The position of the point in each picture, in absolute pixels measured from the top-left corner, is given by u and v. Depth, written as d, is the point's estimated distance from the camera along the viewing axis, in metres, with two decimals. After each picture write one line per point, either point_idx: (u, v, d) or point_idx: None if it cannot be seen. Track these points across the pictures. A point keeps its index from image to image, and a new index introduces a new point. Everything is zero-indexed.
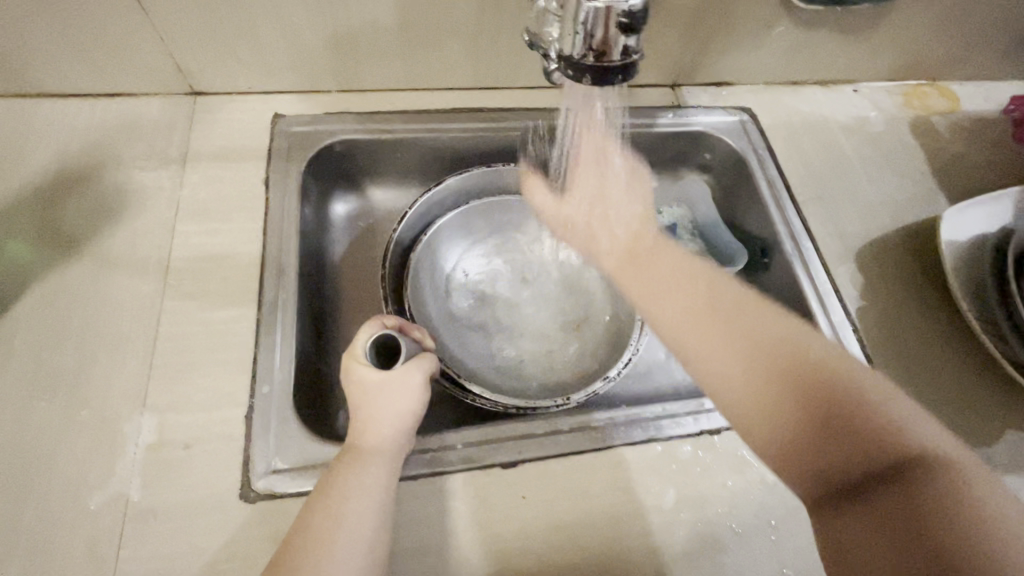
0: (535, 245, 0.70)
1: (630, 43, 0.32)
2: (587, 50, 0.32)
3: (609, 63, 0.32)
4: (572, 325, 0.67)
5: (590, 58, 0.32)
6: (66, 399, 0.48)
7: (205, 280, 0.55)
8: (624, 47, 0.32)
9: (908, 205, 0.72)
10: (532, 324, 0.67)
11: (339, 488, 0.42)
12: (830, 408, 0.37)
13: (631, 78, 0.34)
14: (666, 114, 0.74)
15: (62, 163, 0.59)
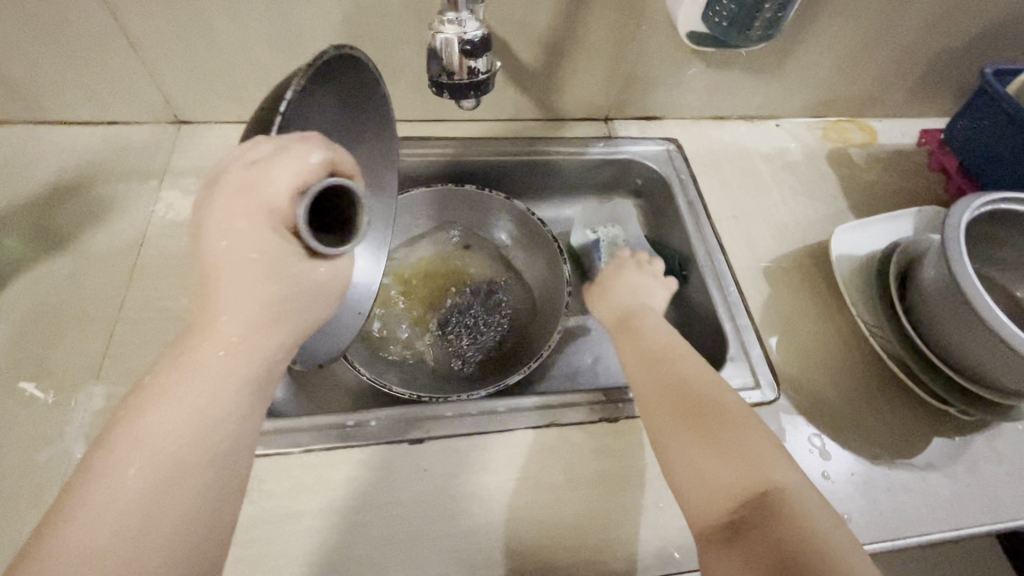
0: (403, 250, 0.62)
1: (475, 65, 0.41)
2: (441, 71, 0.41)
3: (458, 81, 0.41)
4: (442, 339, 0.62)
5: (444, 77, 0.42)
6: (33, 369, 0.55)
7: (168, 275, 0.63)
8: (470, 68, 0.41)
9: (818, 225, 0.78)
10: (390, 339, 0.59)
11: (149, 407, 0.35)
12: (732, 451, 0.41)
13: (484, 94, 0.43)
14: (598, 143, 0.82)
15: (60, 177, 0.69)
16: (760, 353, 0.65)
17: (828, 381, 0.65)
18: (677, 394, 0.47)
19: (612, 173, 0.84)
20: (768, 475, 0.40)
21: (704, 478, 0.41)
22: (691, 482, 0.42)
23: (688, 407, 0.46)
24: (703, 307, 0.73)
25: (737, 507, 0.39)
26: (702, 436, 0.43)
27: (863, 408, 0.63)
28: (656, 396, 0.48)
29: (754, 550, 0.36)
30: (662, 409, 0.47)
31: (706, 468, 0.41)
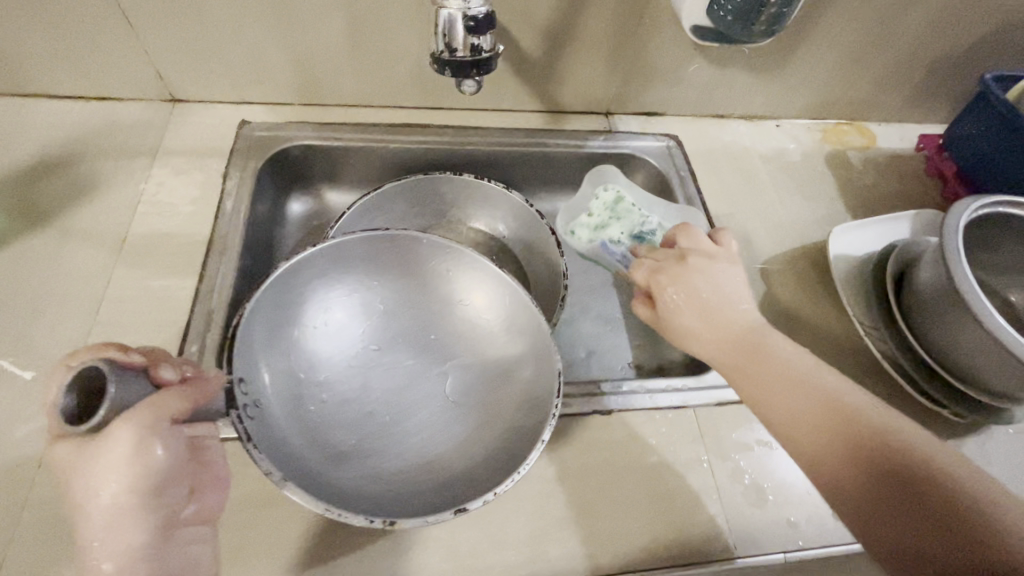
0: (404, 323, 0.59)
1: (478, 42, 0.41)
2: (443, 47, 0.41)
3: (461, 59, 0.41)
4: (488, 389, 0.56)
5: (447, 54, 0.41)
6: (11, 346, 0.53)
7: (156, 253, 0.61)
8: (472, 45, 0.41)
9: (815, 226, 0.78)
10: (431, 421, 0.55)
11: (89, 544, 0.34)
12: (855, 423, 0.41)
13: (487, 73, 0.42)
14: (598, 138, 0.82)
15: (47, 151, 0.67)
16: None
17: None
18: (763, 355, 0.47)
19: (611, 168, 0.84)
20: (872, 421, 0.41)
21: (809, 430, 0.42)
22: (797, 433, 0.43)
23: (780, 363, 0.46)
24: None
25: (859, 453, 0.40)
26: (794, 390, 0.44)
27: None
28: (745, 353, 0.47)
29: (886, 488, 0.38)
30: (749, 366, 0.47)
31: (808, 420, 0.42)
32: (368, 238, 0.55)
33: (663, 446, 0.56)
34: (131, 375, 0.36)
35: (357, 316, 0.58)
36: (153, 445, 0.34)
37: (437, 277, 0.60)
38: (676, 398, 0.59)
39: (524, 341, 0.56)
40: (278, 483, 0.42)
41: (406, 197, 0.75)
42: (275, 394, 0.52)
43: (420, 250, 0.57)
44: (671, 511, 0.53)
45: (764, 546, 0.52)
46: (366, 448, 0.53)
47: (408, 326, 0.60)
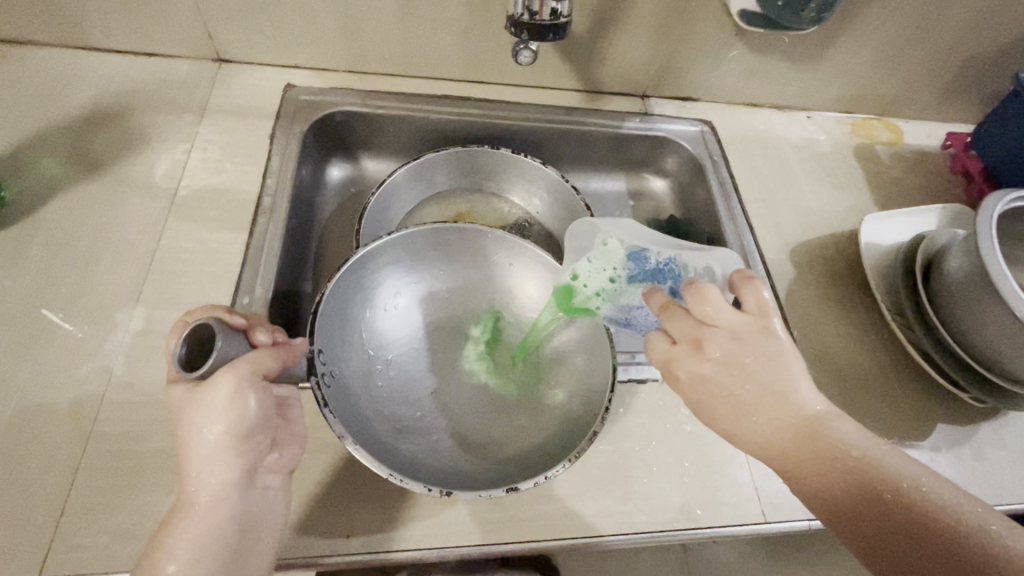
0: (468, 301, 0.62)
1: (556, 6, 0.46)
2: (523, 10, 0.47)
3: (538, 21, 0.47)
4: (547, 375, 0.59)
5: (525, 16, 0.47)
6: (70, 288, 0.55)
7: (207, 208, 0.63)
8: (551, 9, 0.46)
9: (843, 215, 0.80)
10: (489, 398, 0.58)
11: (191, 487, 0.40)
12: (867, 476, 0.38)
13: (558, 36, 0.48)
14: (634, 119, 0.83)
15: (98, 103, 0.68)
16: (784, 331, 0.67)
17: (846, 362, 0.67)
18: (779, 404, 0.42)
19: (645, 150, 0.85)
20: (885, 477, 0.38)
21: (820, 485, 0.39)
22: (806, 486, 0.40)
23: (795, 414, 0.41)
24: None
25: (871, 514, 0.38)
26: (804, 440, 0.40)
27: (880, 390, 0.65)
28: (757, 405, 0.42)
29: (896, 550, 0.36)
30: (760, 414, 0.42)
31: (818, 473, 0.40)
32: (437, 229, 0.58)
33: (695, 414, 0.59)
34: (233, 334, 0.41)
35: (421, 303, 0.61)
36: (248, 393, 0.39)
37: (495, 269, 0.62)
38: None
39: (579, 337, 0.58)
40: (347, 442, 0.46)
41: (442, 168, 0.75)
42: (348, 371, 0.54)
43: (483, 241, 0.60)
44: (702, 475, 0.55)
45: (789, 512, 0.54)
46: (426, 428, 0.55)
47: (466, 314, 0.62)
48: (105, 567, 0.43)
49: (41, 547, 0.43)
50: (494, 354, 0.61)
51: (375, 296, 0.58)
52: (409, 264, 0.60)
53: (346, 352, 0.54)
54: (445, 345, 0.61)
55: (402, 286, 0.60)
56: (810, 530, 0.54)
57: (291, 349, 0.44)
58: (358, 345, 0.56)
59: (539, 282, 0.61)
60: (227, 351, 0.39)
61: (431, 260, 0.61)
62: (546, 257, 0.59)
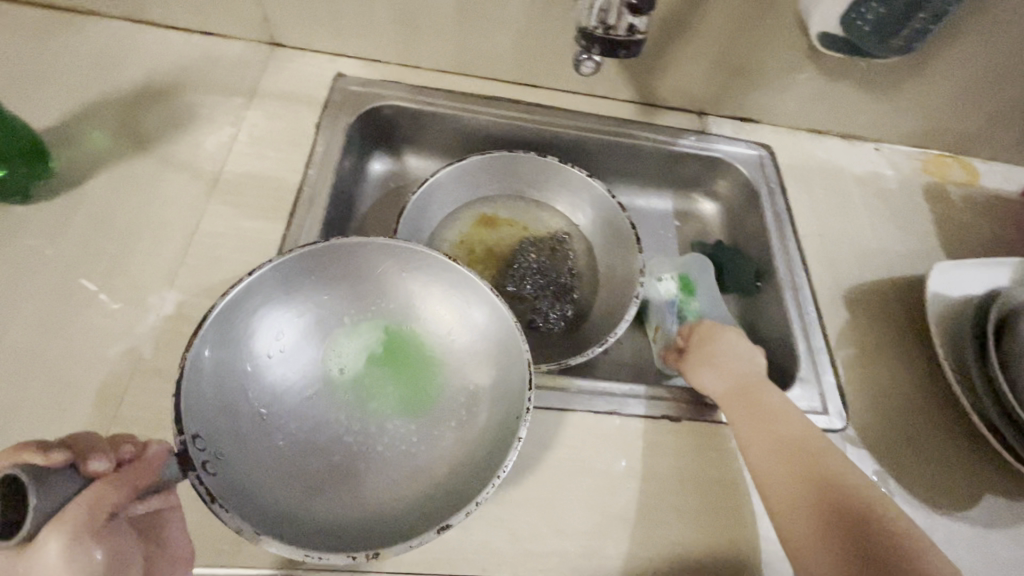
0: (362, 317, 0.52)
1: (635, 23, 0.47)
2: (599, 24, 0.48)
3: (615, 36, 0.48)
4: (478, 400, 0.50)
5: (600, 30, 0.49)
6: (107, 265, 0.54)
7: (246, 194, 0.61)
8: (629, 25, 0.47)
9: (906, 259, 0.75)
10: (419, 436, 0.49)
11: None
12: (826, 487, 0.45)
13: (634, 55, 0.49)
14: (689, 137, 0.79)
15: (151, 78, 0.67)
16: (831, 378, 0.63)
17: (896, 418, 0.62)
18: (773, 423, 0.51)
19: (697, 170, 0.82)
20: (848, 496, 0.45)
21: (794, 497, 0.46)
22: (780, 497, 0.47)
23: (789, 438, 0.49)
24: (775, 322, 0.70)
25: (831, 520, 0.44)
26: (786, 458, 0.48)
27: (932, 453, 0.60)
28: (749, 422, 0.51)
29: (845, 550, 0.42)
30: (754, 431, 0.51)
31: (789, 483, 0.47)
32: (307, 252, 0.48)
33: (730, 460, 0.55)
34: (50, 475, 0.30)
35: (316, 341, 0.51)
36: (89, 545, 0.30)
37: (388, 280, 0.52)
38: None
39: (508, 360, 0.49)
40: (261, 542, 0.38)
41: (483, 171, 0.73)
42: (238, 439, 0.44)
43: (379, 254, 0.50)
44: (732, 528, 0.52)
45: None
46: (343, 479, 0.47)
47: (376, 342, 0.52)
48: None
49: None
50: (418, 385, 0.51)
51: (248, 344, 0.47)
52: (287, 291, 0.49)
53: (226, 414, 0.44)
54: (353, 374, 0.51)
55: (282, 322, 0.49)
56: None
57: (147, 464, 0.34)
58: (243, 400, 0.46)
59: (449, 291, 0.52)
60: (46, 506, 0.29)
61: (306, 284, 0.50)
62: (444, 259, 0.51)
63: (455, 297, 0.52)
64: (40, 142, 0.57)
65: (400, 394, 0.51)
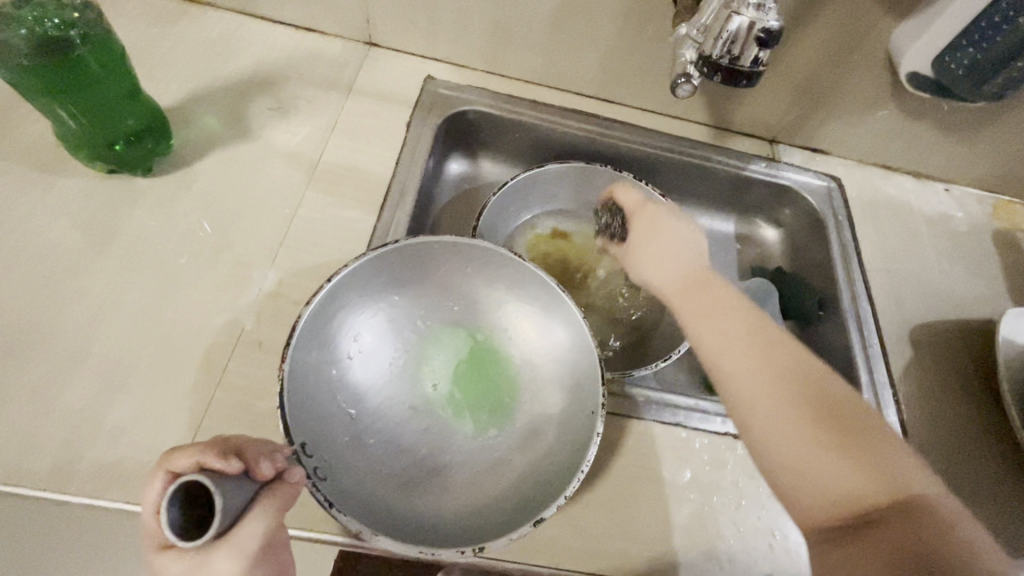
0: (433, 317, 0.54)
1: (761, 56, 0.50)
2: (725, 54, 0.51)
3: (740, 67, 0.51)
4: (547, 393, 0.52)
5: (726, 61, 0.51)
6: (216, 240, 0.58)
7: (342, 183, 0.65)
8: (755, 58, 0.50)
9: (972, 301, 0.75)
10: (497, 434, 0.51)
11: None
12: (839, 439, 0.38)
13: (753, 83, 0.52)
14: (760, 163, 0.81)
15: (258, 69, 0.72)
16: (894, 413, 0.63)
17: (958, 460, 0.62)
18: (780, 361, 0.42)
19: (764, 196, 0.83)
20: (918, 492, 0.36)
21: (843, 480, 0.37)
22: (817, 478, 0.38)
23: (837, 409, 0.40)
24: (836, 352, 0.71)
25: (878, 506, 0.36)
26: (837, 434, 0.39)
27: (993, 498, 0.60)
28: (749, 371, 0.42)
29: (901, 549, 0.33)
30: (772, 388, 0.41)
31: (837, 464, 0.38)
32: (377, 258, 0.50)
33: None
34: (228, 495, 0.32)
35: (393, 343, 0.53)
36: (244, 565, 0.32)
37: (453, 281, 0.54)
38: None
39: (577, 358, 0.51)
40: (368, 537, 0.40)
41: (558, 181, 0.75)
42: (330, 437, 0.46)
43: (446, 254, 0.52)
44: (793, 550, 0.52)
45: None
46: (428, 472, 0.49)
47: (451, 340, 0.54)
48: None
49: None
50: (493, 386, 0.53)
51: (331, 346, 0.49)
52: (365, 294, 0.51)
53: (319, 405, 0.47)
54: (431, 373, 0.53)
55: (360, 325, 0.51)
56: None
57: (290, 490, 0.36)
58: (333, 396, 0.48)
59: (514, 286, 0.54)
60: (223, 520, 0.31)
61: (380, 286, 0.52)
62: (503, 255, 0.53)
63: (515, 293, 0.54)
64: (162, 123, 0.60)
65: (477, 397, 0.52)
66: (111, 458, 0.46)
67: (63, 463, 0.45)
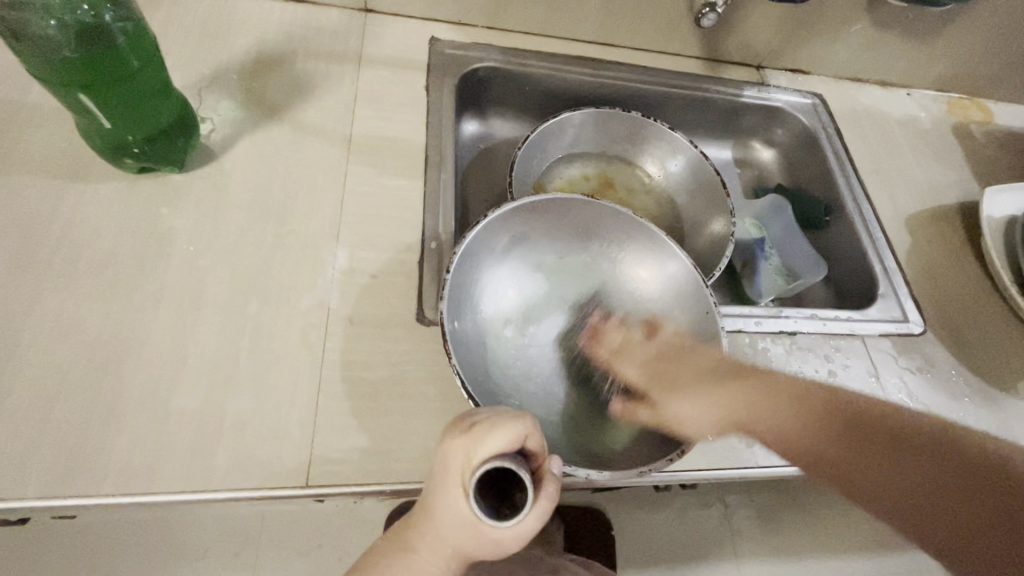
0: (549, 262, 0.58)
1: None
2: None
3: None
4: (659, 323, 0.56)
5: None
6: (274, 226, 0.57)
7: (382, 154, 0.64)
8: None
9: (948, 189, 0.85)
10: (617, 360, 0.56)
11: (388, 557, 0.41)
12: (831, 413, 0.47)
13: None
14: (753, 89, 0.86)
15: (261, 47, 0.68)
16: (907, 291, 0.73)
17: (965, 321, 0.72)
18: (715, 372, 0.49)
19: (758, 120, 0.88)
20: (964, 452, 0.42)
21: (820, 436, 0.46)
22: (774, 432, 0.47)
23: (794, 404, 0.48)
24: (848, 250, 0.79)
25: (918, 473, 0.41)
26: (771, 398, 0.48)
27: (998, 347, 0.71)
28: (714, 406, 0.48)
29: (884, 470, 0.42)
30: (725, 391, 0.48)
31: (791, 418, 0.47)
32: (506, 211, 0.53)
33: (838, 364, 0.65)
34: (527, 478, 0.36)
35: (526, 284, 0.58)
36: (482, 537, 0.39)
37: (568, 228, 0.58)
38: (845, 326, 0.67)
39: (688, 291, 0.55)
40: (578, 470, 0.45)
41: (580, 128, 0.77)
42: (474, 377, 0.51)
43: (561, 209, 0.56)
44: None
45: None
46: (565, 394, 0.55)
47: (568, 283, 0.59)
48: (365, 478, 0.47)
49: (304, 459, 0.46)
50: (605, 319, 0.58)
51: (466, 296, 0.53)
52: (487, 248, 0.55)
53: (458, 352, 0.50)
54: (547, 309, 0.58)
55: (488, 269, 0.55)
56: None
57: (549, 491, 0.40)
58: (472, 338, 0.52)
59: (627, 235, 0.58)
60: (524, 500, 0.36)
61: (505, 236, 0.55)
62: (612, 206, 0.56)
63: (622, 239, 0.58)
64: (192, 121, 0.57)
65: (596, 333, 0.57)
66: (242, 448, 0.46)
67: (198, 464, 0.44)
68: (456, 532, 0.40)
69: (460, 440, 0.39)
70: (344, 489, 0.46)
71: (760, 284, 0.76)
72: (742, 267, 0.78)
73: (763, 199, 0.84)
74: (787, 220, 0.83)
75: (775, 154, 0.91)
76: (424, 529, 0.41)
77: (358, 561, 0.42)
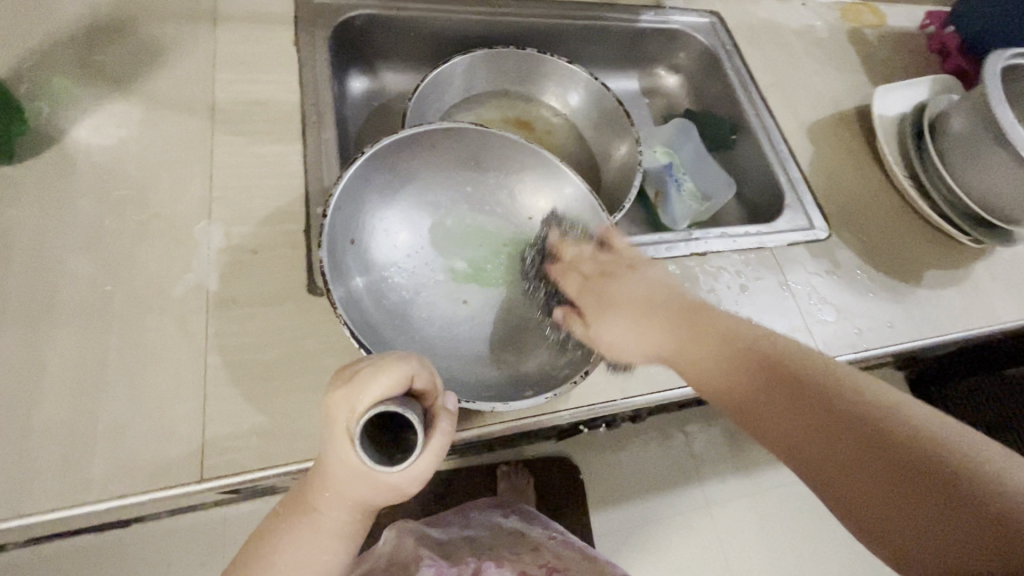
0: (441, 199, 0.55)
1: None
2: None
3: None
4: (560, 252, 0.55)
5: None
6: (134, 211, 0.51)
7: (252, 120, 0.59)
8: None
9: (845, 95, 0.86)
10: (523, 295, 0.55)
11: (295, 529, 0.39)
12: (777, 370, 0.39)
13: None
14: (649, 12, 0.83)
15: (96, 14, 0.60)
16: (811, 198, 0.74)
17: (866, 219, 0.74)
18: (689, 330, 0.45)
19: (659, 45, 0.86)
20: (856, 391, 0.36)
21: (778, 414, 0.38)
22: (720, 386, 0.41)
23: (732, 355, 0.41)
24: (756, 166, 0.80)
25: (849, 421, 0.34)
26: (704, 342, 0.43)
27: (898, 241, 0.73)
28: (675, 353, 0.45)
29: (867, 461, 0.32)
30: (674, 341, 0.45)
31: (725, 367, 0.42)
32: (383, 150, 0.50)
33: (749, 278, 0.65)
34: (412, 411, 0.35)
35: (423, 227, 0.55)
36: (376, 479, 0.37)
37: (457, 161, 0.55)
38: (755, 239, 0.68)
39: (584, 216, 0.54)
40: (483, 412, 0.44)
41: (472, 70, 0.73)
42: (377, 335, 0.49)
43: (452, 139, 0.53)
44: (767, 328, 0.62)
45: (838, 350, 0.63)
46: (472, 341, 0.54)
47: (466, 219, 0.56)
48: (269, 461, 0.44)
49: (196, 452, 0.43)
50: (509, 253, 0.56)
51: (352, 249, 0.50)
52: (372, 196, 0.51)
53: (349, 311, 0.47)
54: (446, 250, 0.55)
55: (374, 216, 0.52)
56: (857, 360, 0.64)
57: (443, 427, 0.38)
58: (364, 293, 0.50)
59: (520, 163, 0.55)
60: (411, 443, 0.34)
61: (386, 176, 0.52)
62: (502, 133, 0.53)
63: (517, 168, 0.56)
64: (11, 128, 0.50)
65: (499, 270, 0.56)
66: (124, 453, 0.42)
67: (74, 476, 0.41)
68: (354, 484, 0.38)
69: (340, 392, 0.36)
70: (243, 476, 0.43)
71: (672, 211, 0.76)
72: (655, 197, 0.78)
73: (671, 124, 0.83)
74: (696, 143, 0.82)
75: (680, 80, 0.90)
76: (322, 490, 0.39)
77: (266, 537, 0.40)
